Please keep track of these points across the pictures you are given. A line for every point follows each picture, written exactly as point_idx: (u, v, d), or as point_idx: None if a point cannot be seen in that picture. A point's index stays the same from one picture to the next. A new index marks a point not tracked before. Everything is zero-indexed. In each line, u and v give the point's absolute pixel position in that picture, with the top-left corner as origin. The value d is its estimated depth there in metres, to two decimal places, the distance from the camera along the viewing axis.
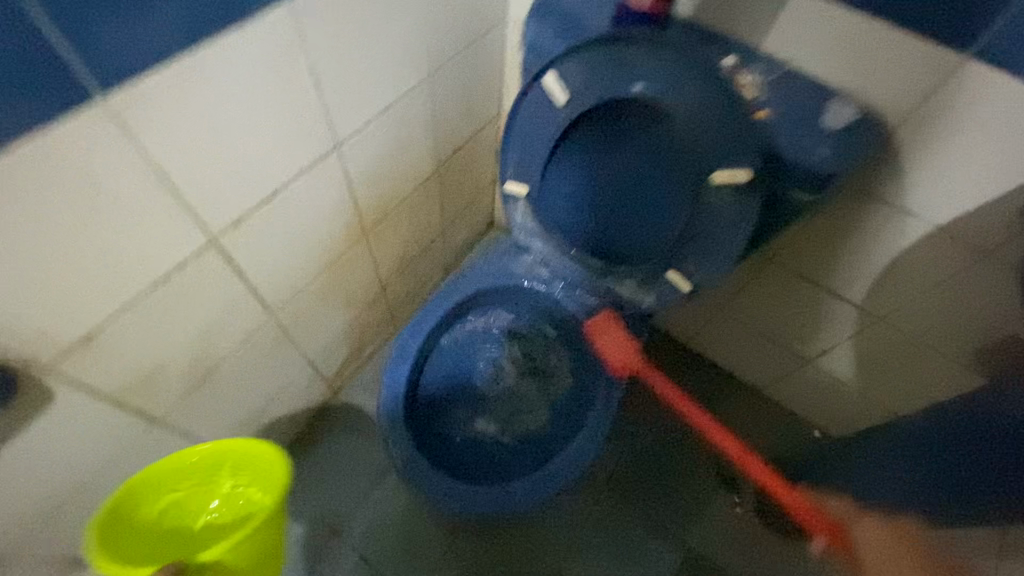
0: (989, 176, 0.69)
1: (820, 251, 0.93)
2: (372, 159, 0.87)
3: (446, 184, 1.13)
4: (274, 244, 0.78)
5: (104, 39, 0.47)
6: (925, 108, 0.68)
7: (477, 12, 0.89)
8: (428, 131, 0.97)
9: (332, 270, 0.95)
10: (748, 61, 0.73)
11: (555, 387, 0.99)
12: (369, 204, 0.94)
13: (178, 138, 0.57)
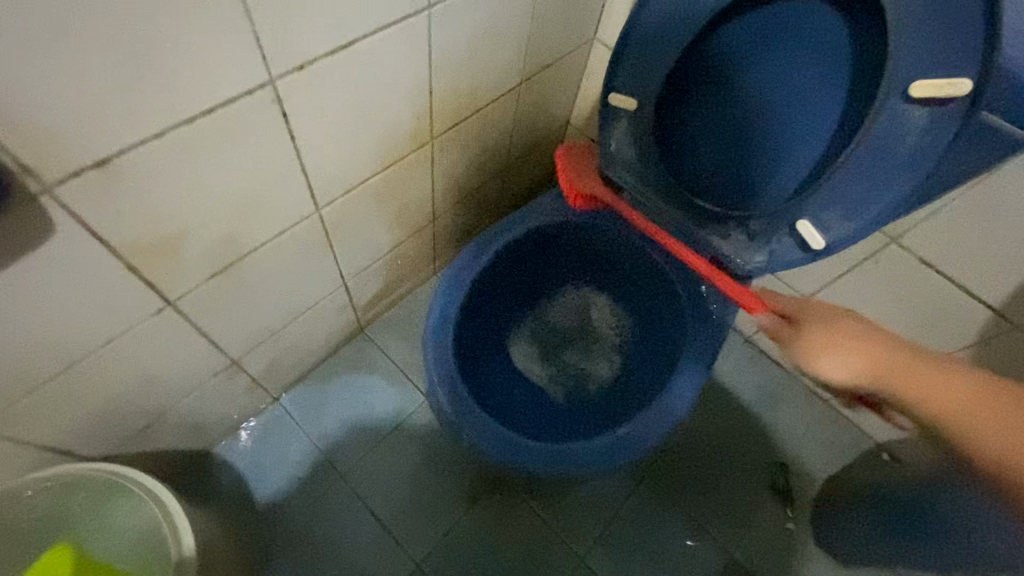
0: None
1: (967, 230, 0.78)
2: (461, 41, 0.74)
3: (524, 106, 1.00)
4: (339, 112, 0.64)
5: None
6: None
7: None
8: (523, 28, 0.83)
9: (390, 171, 0.82)
10: None
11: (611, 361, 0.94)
12: (444, 101, 0.80)
13: None
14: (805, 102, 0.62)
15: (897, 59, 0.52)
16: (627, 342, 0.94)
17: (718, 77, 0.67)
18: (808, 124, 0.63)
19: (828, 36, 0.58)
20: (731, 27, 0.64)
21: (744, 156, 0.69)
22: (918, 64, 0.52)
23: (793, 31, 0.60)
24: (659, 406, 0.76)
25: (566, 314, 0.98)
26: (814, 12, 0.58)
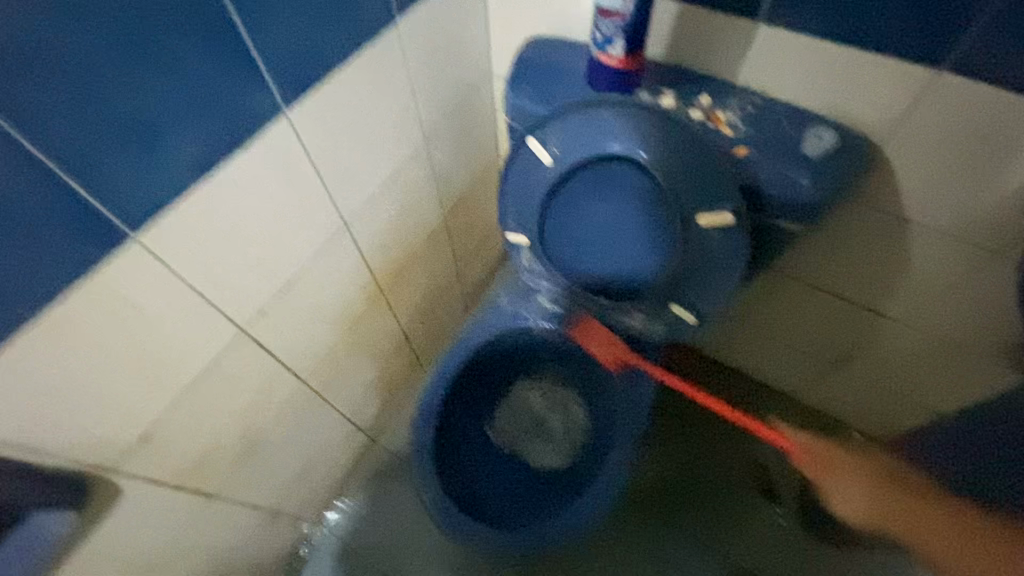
0: (977, 182, 0.70)
1: (824, 261, 0.90)
2: (379, 226, 0.93)
3: (454, 232, 1.18)
4: (297, 318, 0.83)
5: (128, 184, 0.52)
6: (907, 121, 0.68)
7: (462, 70, 0.93)
8: (430, 187, 1.01)
9: (354, 330, 1.01)
10: (721, 97, 0.75)
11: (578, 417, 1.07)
12: (380, 264, 0.98)
13: (198, 255, 0.62)
14: (643, 231, 0.77)
15: (682, 206, 0.71)
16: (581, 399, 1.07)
17: (571, 224, 0.82)
18: (649, 244, 0.78)
19: (637, 189, 0.74)
20: (567, 190, 0.79)
21: (615, 270, 0.85)
22: (706, 202, 0.70)
23: (613, 190, 0.76)
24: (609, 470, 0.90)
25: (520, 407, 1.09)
26: (621, 178, 0.74)
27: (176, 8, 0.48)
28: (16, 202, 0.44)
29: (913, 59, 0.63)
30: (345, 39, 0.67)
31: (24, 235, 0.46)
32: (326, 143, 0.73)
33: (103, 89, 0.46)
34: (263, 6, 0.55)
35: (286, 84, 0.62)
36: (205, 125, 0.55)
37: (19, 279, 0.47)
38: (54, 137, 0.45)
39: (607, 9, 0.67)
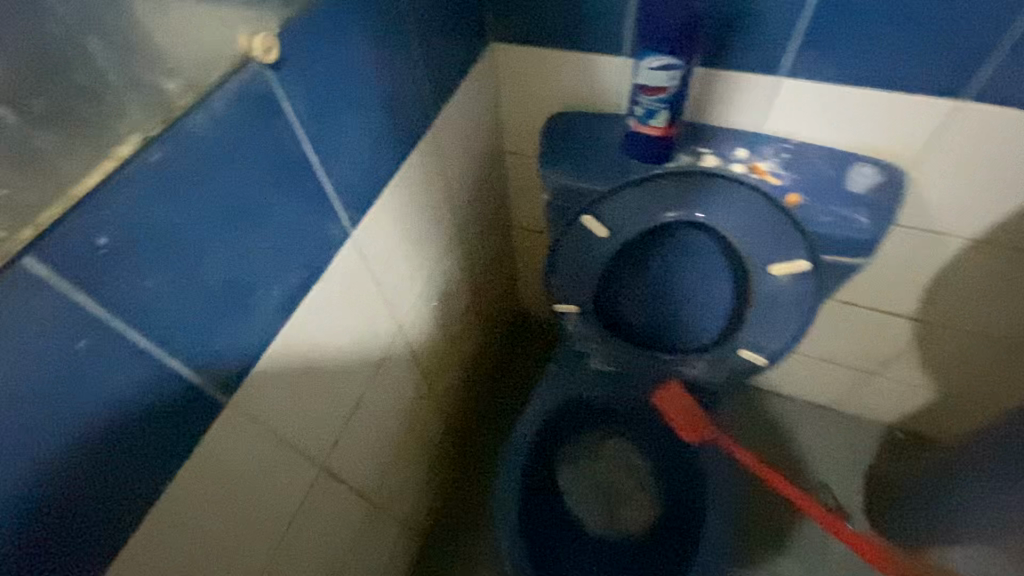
0: (1006, 192, 0.74)
1: (862, 279, 0.93)
2: (422, 319, 0.88)
3: (482, 307, 1.15)
4: (358, 435, 0.76)
5: (220, 348, 0.46)
6: (936, 145, 0.72)
7: (483, 151, 0.92)
8: (461, 269, 0.98)
9: (409, 432, 0.94)
10: (755, 148, 0.77)
11: (646, 469, 1.01)
12: (426, 356, 0.94)
13: (280, 400, 0.57)
14: (710, 282, 0.81)
15: (754, 256, 0.73)
16: (645, 451, 1.01)
17: (640, 285, 0.85)
18: (718, 293, 0.82)
19: (703, 244, 0.77)
20: (633, 255, 0.81)
21: (683, 323, 0.87)
22: (776, 250, 0.72)
23: (679, 248, 0.79)
24: (716, 520, 0.84)
25: (585, 472, 1.01)
26: (687, 235, 0.77)
27: (263, 157, 0.45)
28: (118, 400, 0.38)
29: (938, 93, 0.67)
30: (395, 147, 0.65)
31: (129, 435, 0.40)
32: (379, 252, 0.69)
33: (202, 257, 0.42)
34: (332, 136, 0.53)
35: (349, 205, 0.59)
36: (285, 265, 0.51)
37: (126, 485, 0.41)
38: (159, 320, 0.40)
39: (649, 85, 0.68)
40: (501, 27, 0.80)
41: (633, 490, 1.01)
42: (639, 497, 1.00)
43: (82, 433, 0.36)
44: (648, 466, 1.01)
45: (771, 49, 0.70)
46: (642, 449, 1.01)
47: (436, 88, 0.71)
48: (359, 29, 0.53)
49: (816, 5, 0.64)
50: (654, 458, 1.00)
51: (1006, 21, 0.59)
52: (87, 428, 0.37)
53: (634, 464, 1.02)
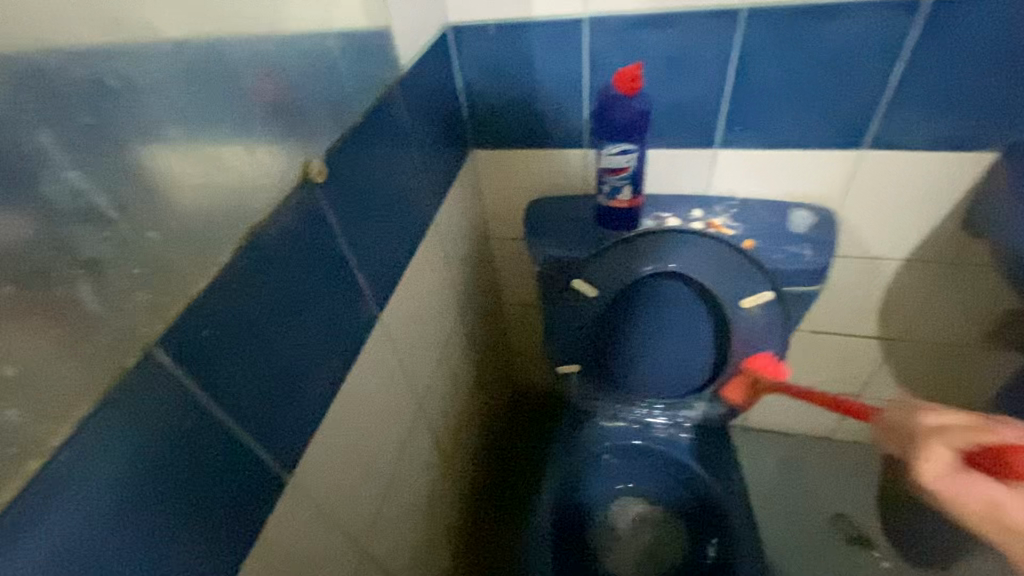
0: (918, 217, 0.88)
1: (825, 306, 1.04)
2: (436, 396, 0.94)
3: (488, 384, 1.20)
4: (390, 515, 0.78)
5: (284, 424, 0.52)
6: (853, 187, 0.87)
7: (474, 239, 1.04)
8: (464, 346, 1.05)
9: (435, 513, 0.95)
10: (707, 207, 0.91)
11: (673, 521, 1.03)
12: (443, 435, 0.98)
13: (327, 480, 0.61)
14: (694, 327, 0.90)
15: (726, 297, 0.84)
16: (669, 503, 1.03)
17: (629, 339, 0.94)
18: (705, 336, 0.91)
19: (682, 292, 0.88)
20: (619, 313, 0.91)
21: (678, 367, 0.95)
22: (745, 288, 0.83)
23: (659, 301, 0.89)
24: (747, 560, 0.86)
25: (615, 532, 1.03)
26: (663, 287, 0.88)
27: (315, 258, 0.54)
28: (209, 463, 0.43)
29: (843, 146, 0.83)
30: (407, 241, 0.75)
31: (223, 498, 0.45)
32: (400, 335, 0.77)
33: (273, 345, 0.49)
34: (362, 235, 0.63)
35: (377, 292, 0.67)
36: (331, 349, 0.58)
37: (219, 539, 0.45)
38: (239, 402, 0.46)
39: (612, 168, 0.81)
40: (480, 136, 0.95)
41: (666, 544, 1.02)
42: (672, 551, 1.01)
43: (182, 489, 0.41)
44: (675, 518, 1.03)
45: (705, 129, 0.85)
46: (665, 502, 1.04)
47: (435, 188, 0.82)
48: (378, 148, 0.65)
49: (733, 90, 0.80)
50: (679, 510, 1.03)
51: (878, 88, 0.76)
52: (191, 491, 0.42)
53: (661, 518, 1.04)
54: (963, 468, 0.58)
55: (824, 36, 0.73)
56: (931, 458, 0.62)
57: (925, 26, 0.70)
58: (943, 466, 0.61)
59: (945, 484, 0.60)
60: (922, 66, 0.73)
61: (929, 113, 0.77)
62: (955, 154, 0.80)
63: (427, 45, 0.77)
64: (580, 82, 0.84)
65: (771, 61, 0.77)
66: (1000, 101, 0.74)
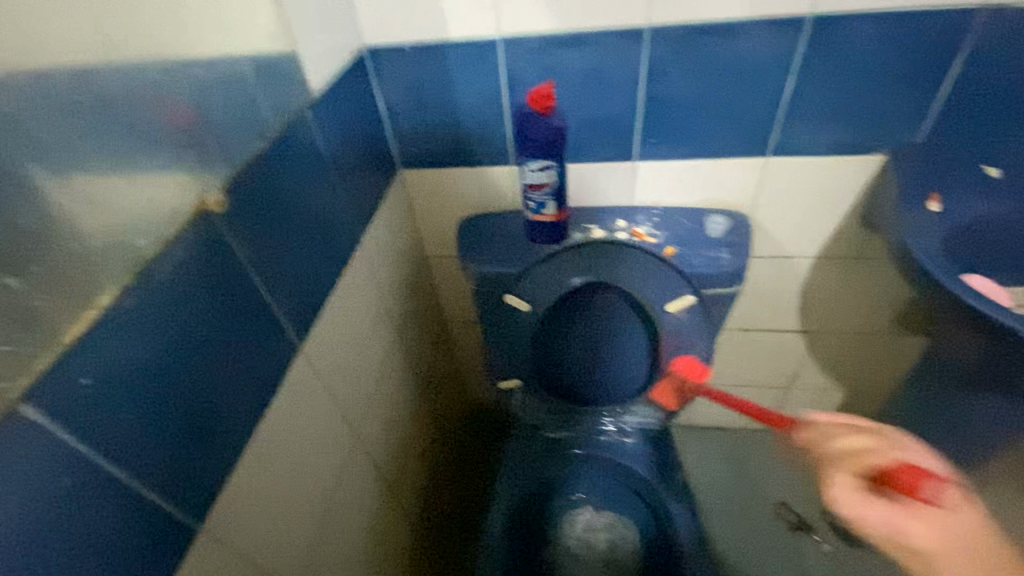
0: (822, 217, 0.95)
1: (750, 305, 1.10)
2: (376, 423, 0.91)
3: (434, 404, 1.18)
4: (328, 552, 0.75)
5: (191, 469, 0.49)
6: (762, 191, 0.92)
7: (408, 260, 1.02)
8: (404, 369, 1.03)
9: (380, 543, 0.92)
10: (631, 217, 0.94)
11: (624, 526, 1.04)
12: (386, 462, 0.95)
13: (250, 522, 0.58)
14: (628, 333, 0.92)
15: (652, 303, 0.86)
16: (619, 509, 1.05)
17: (569, 350, 0.95)
18: (639, 341, 0.93)
19: (613, 301, 0.90)
20: (557, 325, 0.93)
21: (617, 373, 0.97)
22: (670, 293, 0.86)
23: (593, 310, 0.91)
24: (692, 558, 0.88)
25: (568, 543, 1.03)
26: (596, 297, 0.89)
27: (218, 291, 0.52)
28: (100, 520, 0.40)
29: (750, 154, 0.88)
30: (330, 266, 0.73)
31: (120, 555, 0.42)
32: (328, 363, 0.74)
33: (172, 388, 0.47)
34: (275, 265, 0.61)
35: (297, 321, 0.65)
36: (244, 385, 0.56)
37: None
38: (134, 452, 0.43)
39: (536, 184, 0.83)
40: (406, 156, 0.94)
41: (618, 550, 1.03)
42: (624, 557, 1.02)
43: (67, 552, 0.38)
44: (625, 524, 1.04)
45: (623, 142, 0.89)
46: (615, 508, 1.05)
47: (358, 211, 0.81)
48: (289, 175, 0.63)
49: (645, 105, 0.84)
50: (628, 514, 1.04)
51: (776, 99, 0.82)
52: (79, 553, 0.39)
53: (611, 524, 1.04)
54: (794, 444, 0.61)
55: (723, 52, 0.78)
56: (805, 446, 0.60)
57: (810, 41, 0.76)
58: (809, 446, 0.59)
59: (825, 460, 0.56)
60: (812, 78, 0.79)
61: (823, 120, 0.83)
62: (848, 158, 0.87)
63: (341, 67, 0.76)
64: (500, 101, 0.85)
65: (677, 76, 0.80)
66: (882, 108, 0.81)
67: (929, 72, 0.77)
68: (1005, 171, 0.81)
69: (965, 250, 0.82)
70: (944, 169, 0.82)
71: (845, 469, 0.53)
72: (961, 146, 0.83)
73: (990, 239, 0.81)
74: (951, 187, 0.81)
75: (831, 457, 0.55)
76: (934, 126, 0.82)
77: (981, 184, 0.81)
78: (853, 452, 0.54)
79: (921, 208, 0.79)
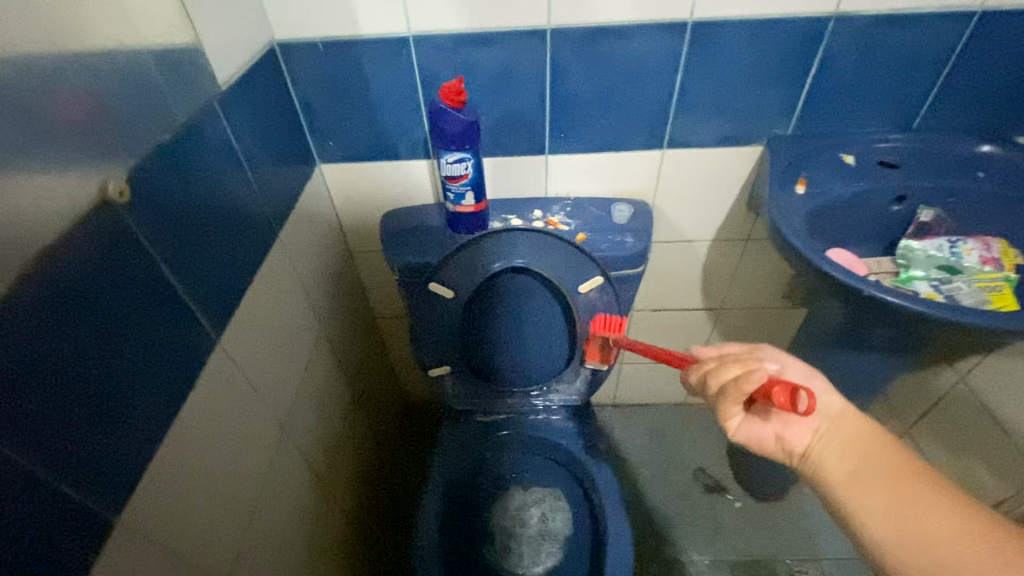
0: (714, 203, 1.06)
1: (659, 286, 1.20)
2: (305, 417, 0.91)
3: (365, 399, 1.19)
4: (258, 543, 0.75)
5: (104, 460, 0.49)
6: (662, 180, 1.02)
7: (332, 255, 1.03)
8: (333, 364, 1.03)
9: (314, 538, 0.92)
10: (546, 207, 1.01)
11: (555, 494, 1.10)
12: (317, 457, 0.95)
13: (173, 515, 0.58)
14: (548, 316, 0.99)
15: (567, 284, 0.93)
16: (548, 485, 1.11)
17: (493, 335, 1.00)
18: (559, 323, 1.00)
19: (532, 285, 0.95)
20: (481, 312, 0.97)
21: (539, 354, 1.03)
22: (583, 275, 0.93)
23: (513, 296, 0.96)
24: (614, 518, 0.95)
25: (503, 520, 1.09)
26: (516, 283, 0.95)
27: (126, 282, 0.52)
28: (11, 508, 0.40)
29: (648, 147, 0.97)
30: (246, 260, 0.73)
31: (34, 544, 0.42)
32: (249, 357, 0.74)
33: (80, 379, 0.46)
34: (184, 256, 0.60)
35: (212, 313, 0.65)
36: (157, 374, 0.55)
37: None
38: (43, 439, 0.43)
39: (453, 176, 0.87)
40: (323, 151, 0.95)
41: None
42: None
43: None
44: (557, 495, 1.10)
45: (534, 135, 0.94)
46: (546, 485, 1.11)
47: (273, 204, 0.81)
48: (196, 167, 0.63)
49: (551, 101, 0.90)
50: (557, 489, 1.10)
51: (666, 96, 0.91)
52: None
53: None
54: (770, 424, 0.57)
55: (617, 52, 0.85)
56: (787, 421, 0.57)
57: (690, 44, 0.85)
58: (810, 428, 0.56)
59: (826, 453, 0.54)
60: (693, 77, 0.89)
61: (708, 115, 0.93)
62: (731, 149, 0.98)
63: (249, 61, 0.76)
64: (414, 96, 0.88)
65: (578, 74, 0.87)
66: (755, 104, 0.93)
67: (790, 72, 0.89)
68: (856, 157, 0.95)
69: (828, 227, 0.95)
70: (808, 156, 0.95)
71: (893, 478, 0.50)
72: (822, 136, 0.96)
73: (847, 216, 0.94)
74: (812, 173, 0.94)
75: (849, 451, 0.54)
76: (797, 121, 0.95)
77: (837, 168, 0.94)
78: (874, 454, 0.53)
79: (789, 191, 0.91)
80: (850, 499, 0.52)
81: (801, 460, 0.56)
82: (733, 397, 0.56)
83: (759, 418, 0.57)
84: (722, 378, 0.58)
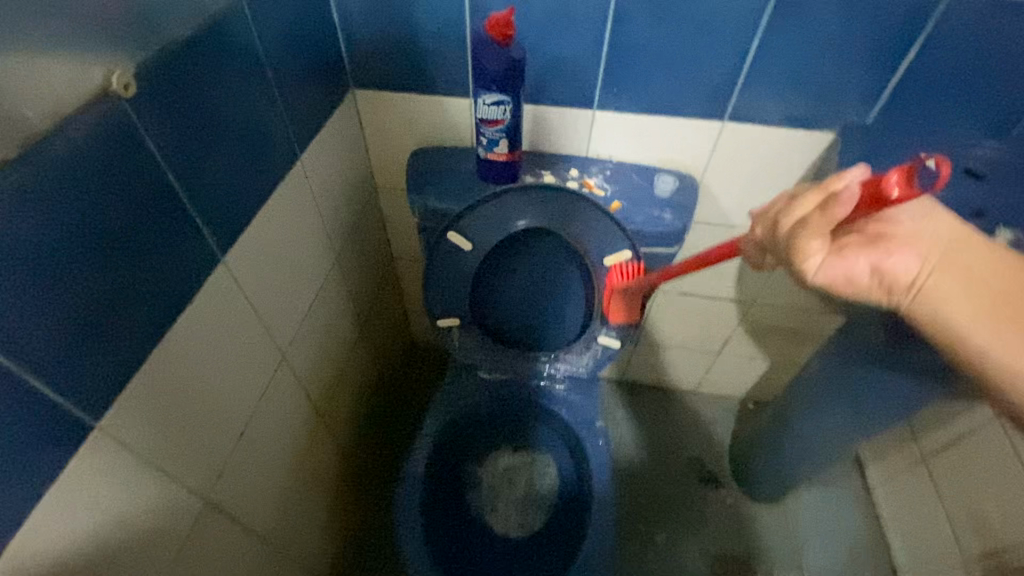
0: (767, 189, 0.97)
1: (690, 268, 1.13)
2: (308, 345, 0.90)
3: (371, 337, 1.17)
4: (243, 462, 0.75)
5: (87, 365, 0.48)
6: (715, 156, 0.93)
7: (356, 186, 0.99)
8: (344, 297, 1.02)
9: (303, 463, 0.93)
10: (585, 167, 0.94)
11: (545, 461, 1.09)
12: (316, 385, 0.95)
13: (157, 425, 0.57)
14: (567, 281, 0.94)
15: (592, 253, 0.88)
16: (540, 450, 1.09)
17: (508, 294, 0.96)
18: (577, 291, 0.95)
19: (555, 247, 0.90)
20: (497, 267, 0.93)
21: (551, 320, 0.99)
22: (611, 245, 0.87)
23: (534, 256, 0.92)
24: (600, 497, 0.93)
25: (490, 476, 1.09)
26: (539, 243, 0.90)
27: (125, 181, 0.49)
28: None
29: (706, 117, 0.88)
30: (261, 178, 0.70)
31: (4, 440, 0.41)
32: (255, 279, 0.72)
33: (66, 278, 0.44)
34: (193, 165, 0.57)
35: (219, 230, 0.63)
36: (151, 284, 0.54)
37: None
38: (20, 338, 0.41)
39: (489, 119, 0.80)
40: (359, 74, 0.89)
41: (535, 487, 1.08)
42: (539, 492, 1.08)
43: None
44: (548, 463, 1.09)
45: (584, 87, 0.87)
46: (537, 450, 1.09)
47: (298, 123, 0.77)
48: (215, 71, 0.58)
49: (609, 51, 0.82)
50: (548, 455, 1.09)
51: (737, 61, 0.81)
52: None
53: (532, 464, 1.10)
54: (860, 252, 0.53)
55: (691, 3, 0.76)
56: (874, 248, 0.53)
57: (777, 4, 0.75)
58: (903, 251, 0.52)
59: (935, 276, 0.52)
60: (773, 43, 0.79)
61: (780, 89, 0.84)
62: (798, 131, 0.88)
63: None
64: (461, 25, 0.81)
65: (643, 23, 0.78)
66: (836, 84, 0.82)
67: (885, 52, 0.78)
68: None
69: None
70: (884, 152, 0.85)
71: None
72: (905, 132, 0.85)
73: None
74: None
75: (955, 271, 0.51)
76: (880, 109, 0.84)
77: None
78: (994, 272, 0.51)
79: None
80: (974, 321, 0.50)
81: (899, 288, 0.53)
82: (817, 225, 0.51)
83: (849, 246, 0.53)
84: (795, 215, 0.55)
